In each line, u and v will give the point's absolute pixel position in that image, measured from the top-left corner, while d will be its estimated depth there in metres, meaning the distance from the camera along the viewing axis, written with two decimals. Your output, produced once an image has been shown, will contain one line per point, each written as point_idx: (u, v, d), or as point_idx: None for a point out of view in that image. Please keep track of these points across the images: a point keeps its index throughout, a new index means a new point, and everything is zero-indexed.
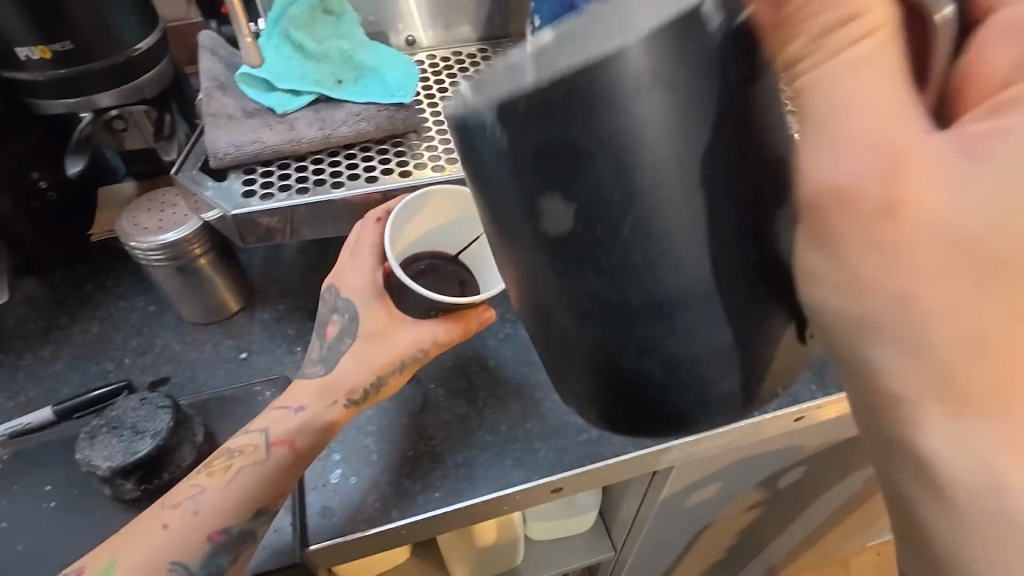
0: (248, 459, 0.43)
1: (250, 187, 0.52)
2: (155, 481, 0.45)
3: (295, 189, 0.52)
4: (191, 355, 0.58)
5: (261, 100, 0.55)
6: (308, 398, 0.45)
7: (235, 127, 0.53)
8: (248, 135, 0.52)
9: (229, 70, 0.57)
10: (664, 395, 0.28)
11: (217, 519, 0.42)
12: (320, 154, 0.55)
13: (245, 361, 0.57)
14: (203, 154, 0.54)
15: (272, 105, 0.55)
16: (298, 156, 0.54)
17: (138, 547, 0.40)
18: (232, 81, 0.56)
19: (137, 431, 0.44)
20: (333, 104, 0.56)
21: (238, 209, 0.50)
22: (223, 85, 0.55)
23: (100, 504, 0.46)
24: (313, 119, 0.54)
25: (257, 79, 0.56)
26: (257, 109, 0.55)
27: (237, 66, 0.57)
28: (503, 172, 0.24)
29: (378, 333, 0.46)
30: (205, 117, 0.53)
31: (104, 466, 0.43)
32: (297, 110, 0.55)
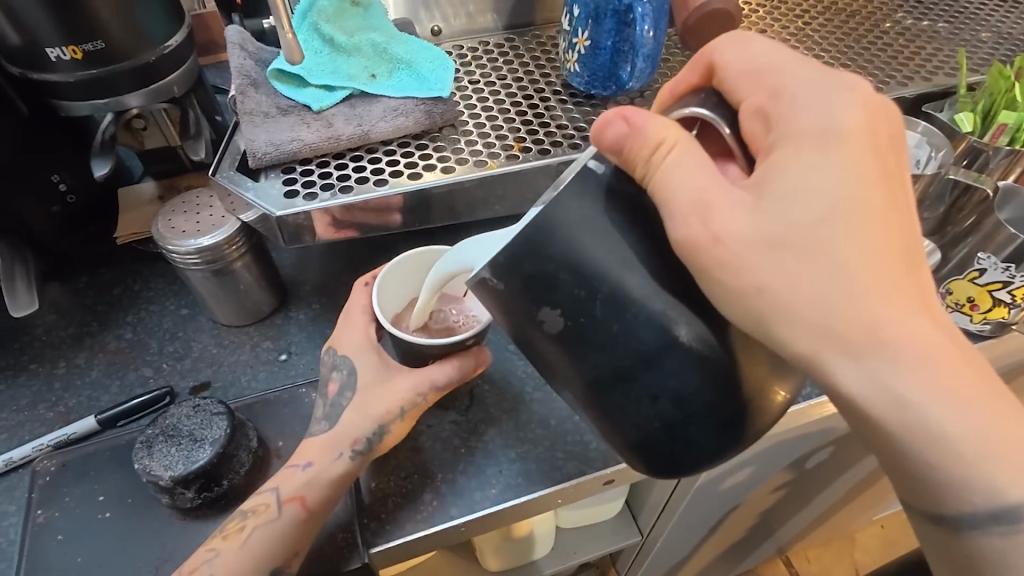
0: (261, 518, 0.42)
1: (291, 188, 0.51)
2: (215, 490, 0.45)
3: (337, 189, 0.51)
4: (230, 358, 0.57)
5: (296, 97, 0.54)
6: (318, 453, 0.45)
7: (272, 126, 0.52)
8: (286, 134, 0.52)
9: (260, 66, 0.56)
10: (683, 439, 0.32)
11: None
12: (358, 151, 0.54)
13: (286, 362, 0.57)
14: (239, 154, 0.53)
15: (307, 102, 0.54)
16: (336, 153, 0.53)
17: None
18: (263, 78, 0.55)
19: (195, 439, 0.44)
20: (369, 99, 0.55)
21: (281, 210, 0.49)
22: (255, 83, 0.54)
23: (156, 513, 0.46)
24: (349, 116, 0.54)
25: (290, 75, 0.55)
26: (292, 107, 0.54)
27: (267, 62, 0.56)
28: (516, 307, 0.33)
29: (377, 382, 0.46)
30: (241, 116, 0.52)
31: (165, 476, 0.42)
32: (332, 107, 0.54)
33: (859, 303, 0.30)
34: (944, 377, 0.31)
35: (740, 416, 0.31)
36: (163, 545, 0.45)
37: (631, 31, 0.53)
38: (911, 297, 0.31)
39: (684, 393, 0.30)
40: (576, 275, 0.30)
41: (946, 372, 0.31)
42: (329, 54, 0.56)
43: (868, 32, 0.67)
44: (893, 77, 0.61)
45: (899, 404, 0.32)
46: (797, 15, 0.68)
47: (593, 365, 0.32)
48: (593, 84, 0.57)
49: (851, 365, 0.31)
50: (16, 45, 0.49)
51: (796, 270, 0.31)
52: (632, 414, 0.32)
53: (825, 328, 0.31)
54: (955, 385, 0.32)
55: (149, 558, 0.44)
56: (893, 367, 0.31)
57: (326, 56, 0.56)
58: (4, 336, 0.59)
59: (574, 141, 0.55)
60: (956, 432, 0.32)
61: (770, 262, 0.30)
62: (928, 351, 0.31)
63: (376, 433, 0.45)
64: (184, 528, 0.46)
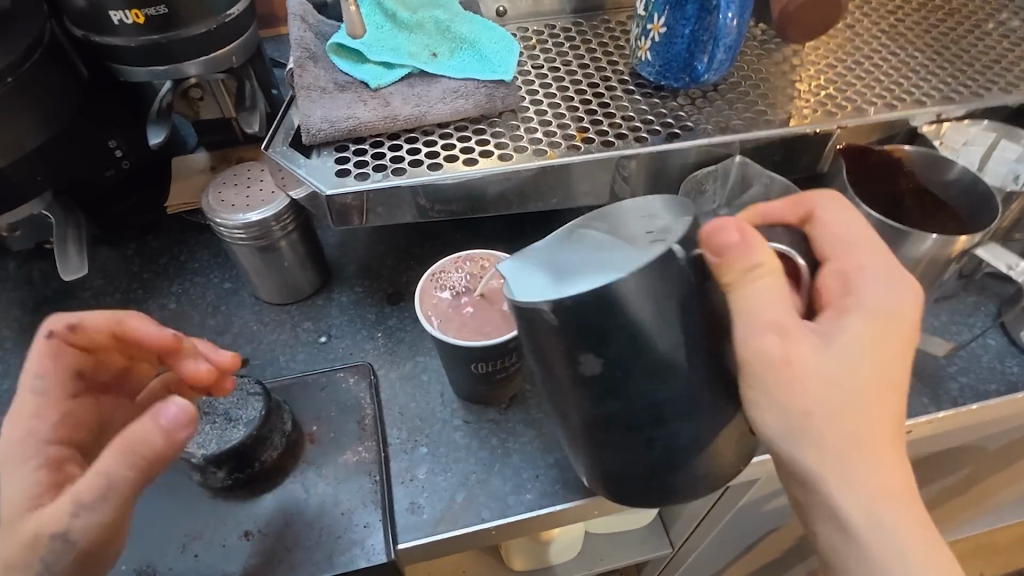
0: None
1: (343, 167, 0.49)
2: (246, 471, 0.44)
3: (389, 170, 0.49)
4: (270, 337, 0.56)
5: (353, 73, 0.52)
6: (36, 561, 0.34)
7: (328, 102, 0.50)
8: (342, 111, 0.50)
9: (319, 39, 0.54)
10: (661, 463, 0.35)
11: None
12: (414, 132, 0.52)
13: (325, 345, 0.56)
14: (293, 129, 0.52)
15: (365, 79, 0.52)
16: (391, 133, 0.52)
17: None
18: (322, 52, 0.54)
19: (230, 418, 0.43)
20: (428, 79, 0.53)
21: (332, 188, 0.47)
22: (314, 57, 0.53)
23: (186, 489, 0.46)
24: (407, 95, 0.52)
25: (350, 50, 0.53)
26: (349, 83, 0.52)
27: (327, 36, 0.55)
28: (523, 339, 0.32)
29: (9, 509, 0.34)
30: (297, 90, 0.51)
31: (197, 454, 0.41)
32: (390, 85, 0.52)
33: (852, 428, 0.33)
34: (889, 510, 0.34)
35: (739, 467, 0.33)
36: (190, 523, 0.44)
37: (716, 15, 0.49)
38: (889, 436, 0.34)
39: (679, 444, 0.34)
40: (630, 337, 0.30)
41: (898, 505, 0.34)
42: (392, 30, 0.54)
43: (968, 34, 0.61)
44: (997, 83, 0.56)
45: (839, 514, 0.34)
46: (888, 13, 0.63)
47: (602, 407, 0.33)
48: (666, 74, 0.54)
49: (832, 464, 0.34)
50: (81, 6, 0.48)
51: (818, 374, 0.32)
52: (633, 456, 0.35)
53: (817, 430, 0.33)
54: (907, 517, 0.34)
55: (175, 536, 0.44)
56: (865, 479, 0.34)
57: (388, 32, 0.54)
58: (52, 297, 0.60)
59: (640, 134, 0.52)
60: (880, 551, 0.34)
61: (806, 363, 0.32)
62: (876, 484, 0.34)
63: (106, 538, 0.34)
64: (211, 507, 0.45)
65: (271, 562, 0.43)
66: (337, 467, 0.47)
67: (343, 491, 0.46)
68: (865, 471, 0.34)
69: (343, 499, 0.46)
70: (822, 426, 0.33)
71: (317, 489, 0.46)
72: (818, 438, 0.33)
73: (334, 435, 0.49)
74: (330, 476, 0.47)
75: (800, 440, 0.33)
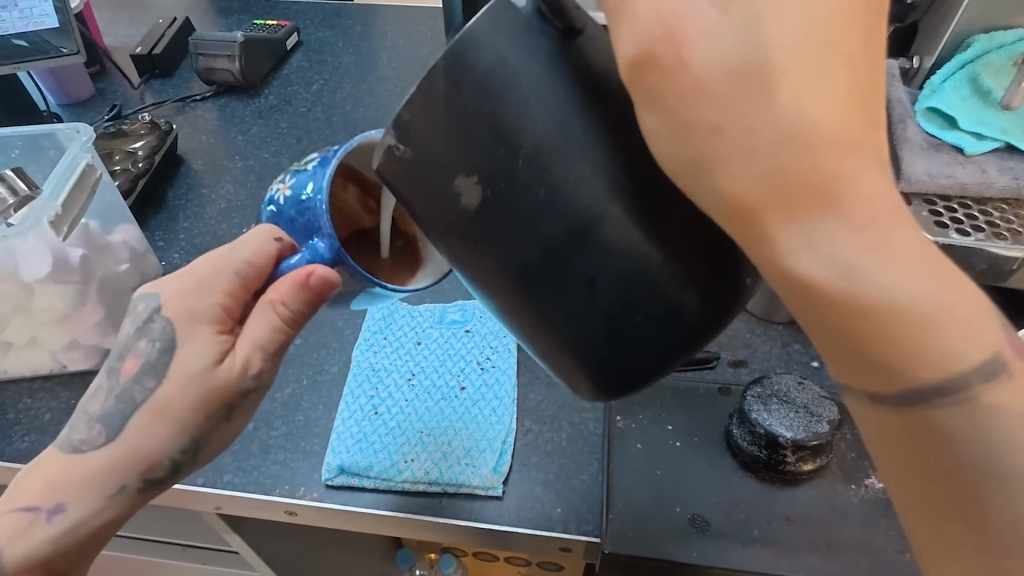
0: (207, 378, 0.42)
1: (939, 218, 0.55)
2: (807, 463, 0.49)
3: (989, 233, 0.54)
4: (764, 347, 0.60)
5: (942, 137, 0.59)
6: (209, 284, 0.42)
7: (930, 159, 0.57)
8: (942, 169, 0.57)
9: (905, 105, 0.61)
10: (649, 331, 0.30)
11: (185, 369, 0.41)
12: (1000, 203, 0.57)
13: (818, 370, 0.59)
14: (882, 170, 0.59)
15: (958, 144, 0.58)
16: (976, 198, 0.57)
17: (192, 353, 0.42)
18: (908, 115, 0.60)
19: (811, 414, 0.48)
20: (1017, 158, 0.57)
21: (936, 237, 0.53)
22: (904, 118, 0.60)
23: (724, 463, 0.51)
24: (1001, 166, 0.57)
25: (936, 116, 0.60)
26: (940, 145, 0.59)
27: (915, 101, 0.62)
28: (470, 167, 0.29)
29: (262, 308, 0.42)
30: (899, 143, 0.58)
31: (786, 434, 0.47)
32: (984, 154, 0.57)
33: (800, 153, 0.24)
34: (889, 246, 0.25)
35: (626, 283, 0.29)
36: (733, 493, 0.49)
37: (285, 237, 0.42)
38: (861, 234, 0.25)
39: (663, 250, 0.29)
40: (486, 154, 0.28)
41: (840, 342, 0.27)
42: (976, 104, 0.59)
43: None
44: None
45: (849, 283, 0.25)
46: None
47: (503, 251, 0.30)
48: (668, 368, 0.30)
49: (854, 244, 0.25)
50: None
51: (820, 161, 0.24)
52: (576, 332, 0.31)
53: (866, 256, 0.25)
54: (873, 345, 0.26)
55: (722, 497, 0.49)
56: (900, 281, 0.25)
57: (975, 105, 0.59)
58: None
59: None
60: (841, 283, 0.25)
61: (725, 135, 0.25)
62: (849, 339, 0.26)
63: (190, 328, 0.42)
64: (752, 485, 0.50)
65: (817, 552, 0.46)
66: (862, 486, 0.50)
67: (874, 513, 0.48)
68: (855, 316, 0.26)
69: (876, 521, 0.48)
70: (794, 165, 0.25)
71: (847, 501, 0.49)
72: (797, 116, 0.24)
73: (854, 456, 0.51)
74: (860, 495, 0.49)
75: (806, 223, 0.25)
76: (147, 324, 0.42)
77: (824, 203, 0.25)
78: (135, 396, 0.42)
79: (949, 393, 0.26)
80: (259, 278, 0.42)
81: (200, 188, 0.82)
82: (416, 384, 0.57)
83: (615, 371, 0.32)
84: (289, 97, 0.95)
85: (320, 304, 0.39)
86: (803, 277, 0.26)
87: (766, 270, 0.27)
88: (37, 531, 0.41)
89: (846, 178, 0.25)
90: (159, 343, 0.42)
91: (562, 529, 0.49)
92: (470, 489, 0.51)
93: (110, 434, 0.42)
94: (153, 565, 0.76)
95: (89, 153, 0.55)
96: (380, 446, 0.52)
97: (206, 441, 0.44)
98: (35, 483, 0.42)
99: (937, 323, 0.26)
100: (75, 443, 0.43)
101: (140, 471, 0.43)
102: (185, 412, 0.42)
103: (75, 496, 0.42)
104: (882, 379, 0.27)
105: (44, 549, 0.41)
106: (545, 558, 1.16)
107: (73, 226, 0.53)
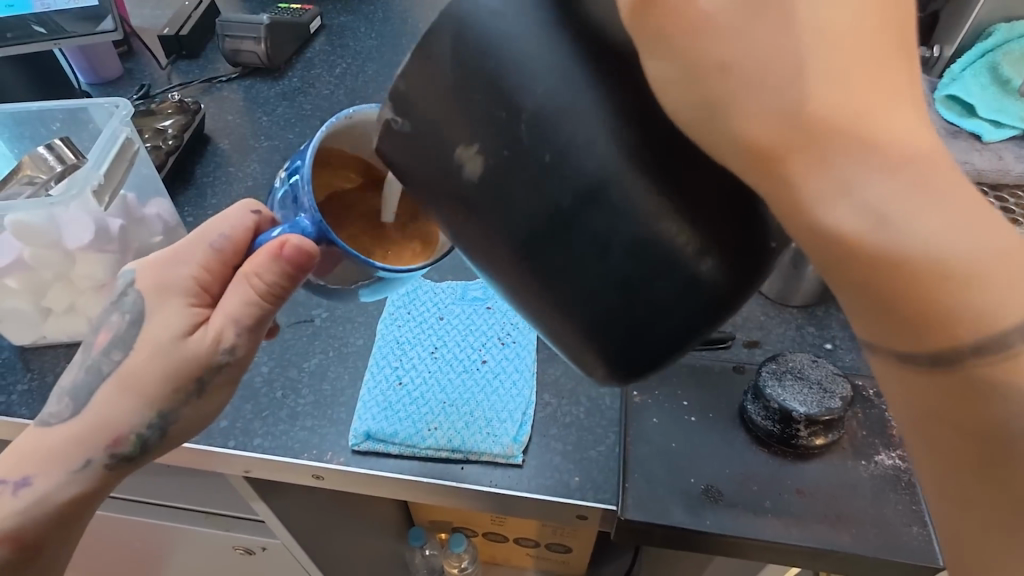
0: (186, 347, 0.44)
1: None
2: (819, 437, 0.50)
3: (1006, 219, 0.55)
4: (779, 329, 0.61)
5: (961, 125, 0.60)
6: (186, 256, 0.45)
7: (948, 145, 0.59)
8: (959, 156, 0.58)
9: (925, 93, 0.63)
10: (668, 296, 0.31)
11: (157, 340, 0.45)
12: (1018, 189, 0.58)
13: (832, 352, 0.60)
14: None
15: (976, 132, 0.59)
16: (992, 185, 0.58)
17: (166, 322, 0.45)
18: (928, 103, 0.62)
19: (825, 390, 0.50)
20: None
21: None
22: (924, 105, 0.61)
23: (737, 437, 0.53)
24: (1019, 154, 0.58)
25: (956, 105, 0.61)
26: (958, 133, 0.60)
27: (935, 89, 0.63)
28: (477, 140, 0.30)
29: (236, 278, 0.43)
30: None
31: (801, 409, 0.49)
32: (1000, 142, 0.59)
33: (823, 92, 0.25)
34: (927, 187, 0.25)
35: (650, 247, 0.30)
36: (746, 466, 0.51)
37: (263, 211, 0.47)
38: (895, 175, 0.25)
39: (683, 210, 0.29)
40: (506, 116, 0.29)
41: (870, 294, 0.28)
42: (995, 92, 0.60)
43: None
44: None
45: (880, 228, 0.26)
46: None
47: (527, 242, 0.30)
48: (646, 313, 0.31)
49: (887, 189, 0.25)
50: None
51: (849, 104, 0.25)
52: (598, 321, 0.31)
53: (897, 202, 0.26)
54: (907, 296, 0.27)
55: (735, 469, 0.51)
56: (936, 228, 0.26)
57: (993, 94, 0.60)
58: None
59: None
60: (871, 227, 0.26)
61: (738, 65, 0.25)
62: (879, 291, 0.27)
63: (172, 294, 0.45)
64: (765, 459, 0.51)
65: (827, 523, 0.48)
66: (873, 462, 0.51)
67: (883, 487, 0.50)
68: (888, 256, 0.26)
69: (885, 495, 0.49)
70: (818, 109, 0.25)
71: (858, 475, 0.50)
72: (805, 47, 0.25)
73: (865, 433, 0.52)
74: (870, 471, 0.50)
75: (834, 167, 0.26)
76: (121, 296, 0.46)
77: (853, 148, 0.25)
78: (103, 368, 0.46)
79: (987, 353, 0.27)
80: (238, 255, 0.46)
81: (227, 166, 0.84)
82: (439, 357, 0.59)
83: (633, 348, 0.32)
84: (313, 80, 0.97)
85: (297, 276, 0.41)
86: (830, 221, 0.26)
87: (796, 222, 0.27)
88: (3, 502, 0.44)
89: (876, 119, 0.25)
90: (129, 316, 0.45)
91: (580, 497, 0.51)
92: (491, 457, 0.52)
93: (77, 408, 0.46)
94: (174, 530, 0.78)
95: (128, 126, 0.57)
96: (405, 414, 0.54)
97: (174, 416, 0.46)
98: (10, 455, 0.46)
99: (977, 274, 0.26)
100: (47, 418, 0.47)
101: (106, 445, 0.46)
102: (157, 384, 0.45)
103: (38, 469, 0.45)
104: (914, 334, 0.28)
105: (8, 522, 0.44)
106: (554, 538, 1.19)
107: (112, 196, 0.56)
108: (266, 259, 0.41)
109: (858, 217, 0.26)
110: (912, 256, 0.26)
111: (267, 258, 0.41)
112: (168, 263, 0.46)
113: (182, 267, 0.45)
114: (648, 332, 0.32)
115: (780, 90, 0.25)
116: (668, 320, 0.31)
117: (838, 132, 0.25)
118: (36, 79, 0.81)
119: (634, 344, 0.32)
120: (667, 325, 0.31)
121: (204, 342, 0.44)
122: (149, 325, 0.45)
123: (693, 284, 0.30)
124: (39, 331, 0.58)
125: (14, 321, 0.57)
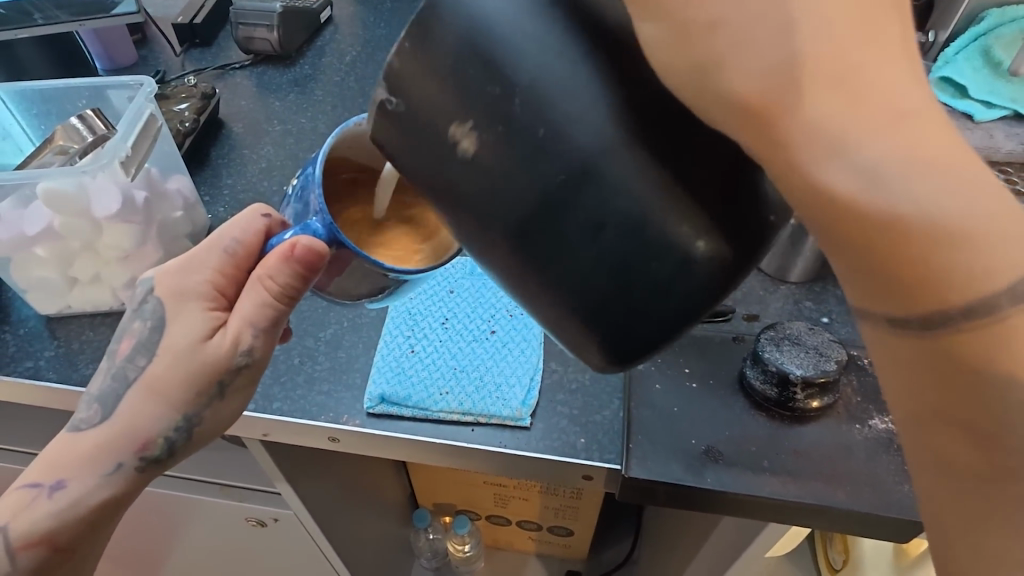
0: (206, 350, 0.46)
1: None
2: (815, 400, 0.52)
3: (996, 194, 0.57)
4: (777, 303, 0.64)
5: (955, 105, 0.62)
6: (201, 264, 0.47)
7: None
8: None
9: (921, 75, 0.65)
10: (664, 283, 0.31)
11: (180, 348, 0.47)
12: (1009, 166, 0.60)
13: (828, 324, 0.62)
14: None
15: (968, 112, 0.62)
16: (984, 162, 0.60)
17: (187, 328, 0.47)
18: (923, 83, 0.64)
19: (821, 353, 0.52)
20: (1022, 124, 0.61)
21: None
22: (919, 85, 0.64)
23: (736, 403, 0.55)
24: (1009, 132, 0.60)
25: (950, 86, 0.64)
26: (951, 113, 0.62)
27: (930, 71, 0.66)
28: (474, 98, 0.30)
29: (250, 287, 0.45)
30: None
31: (797, 371, 0.51)
32: (992, 121, 0.61)
33: (820, 49, 0.25)
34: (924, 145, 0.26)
35: (643, 230, 0.30)
36: (745, 429, 0.53)
37: (273, 215, 0.48)
38: (894, 131, 0.26)
39: (678, 194, 0.30)
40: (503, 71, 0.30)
41: (862, 256, 0.28)
42: (988, 75, 0.62)
43: None
44: None
45: (877, 187, 0.26)
46: None
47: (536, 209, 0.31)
48: (637, 286, 0.31)
49: (886, 149, 0.26)
50: None
51: (846, 56, 0.25)
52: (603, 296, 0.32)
53: (896, 164, 0.26)
54: (902, 266, 0.28)
55: (734, 432, 0.53)
56: (932, 190, 0.26)
57: (986, 76, 0.62)
58: None
59: None
60: (870, 185, 0.26)
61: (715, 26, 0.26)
62: (873, 258, 0.28)
63: (196, 284, 0.47)
64: (763, 423, 0.53)
65: (821, 479, 0.50)
66: (866, 425, 0.53)
67: (875, 448, 0.52)
68: (886, 215, 0.26)
69: (878, 455, 0.52)
70: (822, 56, 0.25)
71: (851, 437, 0.52)
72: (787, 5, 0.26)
73: (859, 399, 0.55)
74: (864, 433, 0.53)
75: (835, 127, 0.26)
76: (142, 305, 0.48)
77: (850, 107, 0.26)
78: (128, 374, 0.48)
79: (984, 320, 0.28)
80: (249, 258, 0.47)
81: (241, 149, 0.86)
82: (450, 327, 0.61)
83: (622, 334, 0.33)
84: (324, 66, 0.99)
85: (310, 277, 0.42)
86: (824, 183, 0.27)
87: (791, 186, 0.28)
88: (39, 505, 0.47)
89: (871, 79, 0.25)
90: (151, 323, 0.47)
91: (585, 457, 0.53)
92: (500, 420, 0.55)
93: (105, 414, 0.48)
94: (191, 502, 0.81)
95: (151, 102, 0.60)
96: (417, 378, 0.57)
97: (198, 419, 0.49)
98: (42, 462, 0.48)
99: (974, 235, 0.26)
100: (77, 423, 0.49)
101: (135, 449, 0.48)
102: (190, 351, 0.47)
103: (73, 473, 0.48)
104: (907, 296, 0.28)
105: (46, 524, 0.47)
106: (556, 521, 1.22)
107: (138, 168, 0.59)
108: (282, 260, 0.42)
109: (855, 173, 0.26)
110: (909, 212, 0.26)
111: (285, 261, 0.42)
112: (183, 270, 0.47)
113: (197, 276, 0.47)
114: (638, 315, 0.32)
115: (775, 49, 0.26)
116: (656, 304, 0.32)
117: (834, 87, 0.26)
118: (59, 61, 0.84)
119: (624, 322, 0.32)
120: (660, 305, 0.32)
121: (227, 344, 0.46)
122: (172, 334, 0.47)
123: (684, 259, 0.31)
124: (64, 300, 0.60)
125: (40, 290, 0.59)
